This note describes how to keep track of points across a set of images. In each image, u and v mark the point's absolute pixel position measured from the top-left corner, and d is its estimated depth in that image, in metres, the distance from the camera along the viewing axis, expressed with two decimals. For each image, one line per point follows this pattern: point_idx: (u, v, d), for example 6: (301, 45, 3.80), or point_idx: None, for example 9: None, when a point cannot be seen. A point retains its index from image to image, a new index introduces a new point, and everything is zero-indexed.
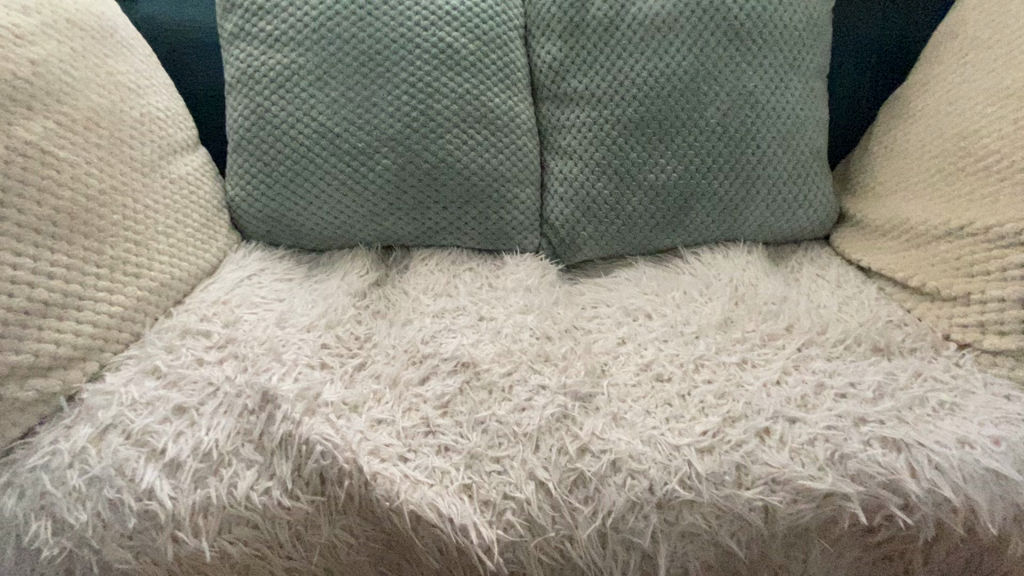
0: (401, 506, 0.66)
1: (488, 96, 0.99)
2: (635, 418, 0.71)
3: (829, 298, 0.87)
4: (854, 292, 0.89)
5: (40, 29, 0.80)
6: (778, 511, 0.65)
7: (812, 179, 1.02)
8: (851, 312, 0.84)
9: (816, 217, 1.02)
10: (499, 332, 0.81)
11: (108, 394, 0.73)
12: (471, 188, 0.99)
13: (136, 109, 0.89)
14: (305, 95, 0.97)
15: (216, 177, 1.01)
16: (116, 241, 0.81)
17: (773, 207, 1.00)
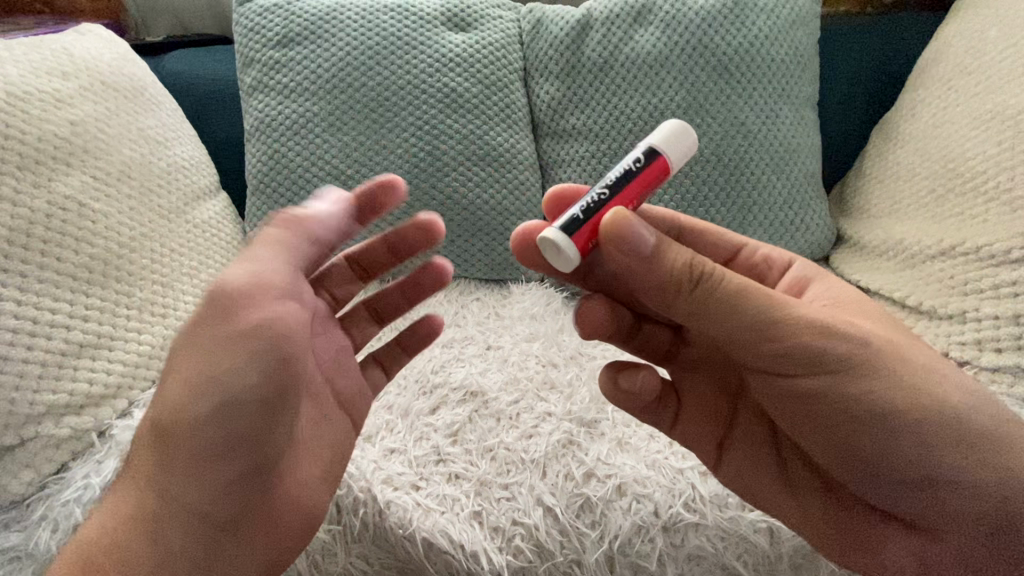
0: (413, 533, 0.67)
1: (491, 135, 1.04)
2: (640, 443, 0.73)
3: None
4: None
5: (77, 93, 0.87)
6: (783, 532, 0.66)
7: (807, 203, 1.05)
8: None
9: (814, 239, 1.04)
10: (506, 361, 0.85)
11: (136, 430, 0.77)
12: (477, 222, 1.04)
13: (163, 161, 0.96)
14: (318, 141, 1.03)
15: (235, 221, 1.07)
16: (145, 284, 0.86)
17: (772, 230, 1.03)
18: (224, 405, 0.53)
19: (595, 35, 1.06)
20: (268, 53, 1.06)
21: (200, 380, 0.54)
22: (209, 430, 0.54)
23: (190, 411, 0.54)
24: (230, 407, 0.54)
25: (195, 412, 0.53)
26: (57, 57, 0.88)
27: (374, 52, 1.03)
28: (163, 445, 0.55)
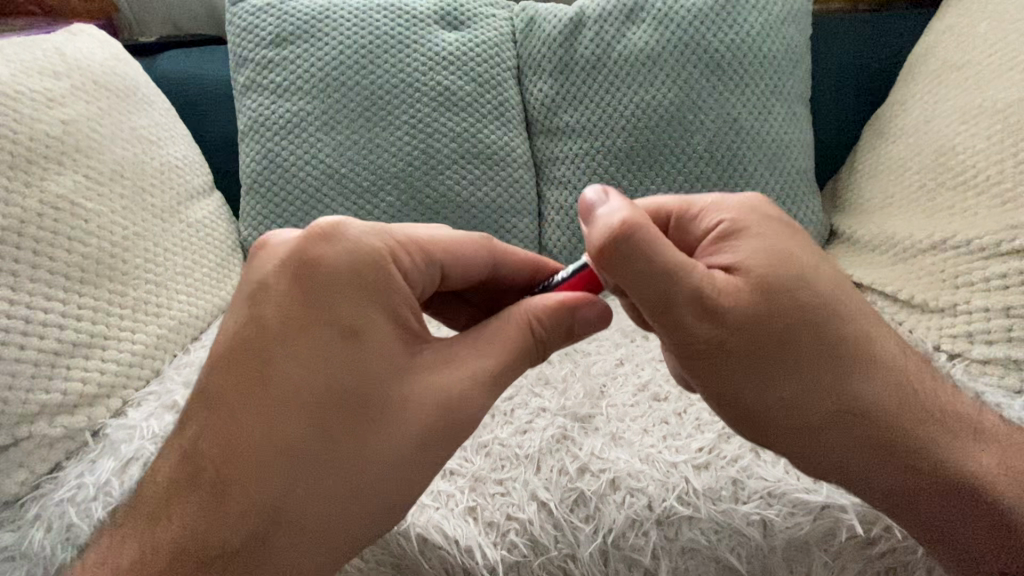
0: (408, 529, 0.67)
1: (485, 133, 1.05)
2: (634, 437, 0.73)
3: None
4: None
5: (70, 92, 0.87)
6: (776, 525, 0.66)
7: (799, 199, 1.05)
8: None
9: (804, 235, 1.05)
10: None
11: (130, 429, 0.77)
12: (471, 220, 1.04)
13: (156, 161, 0.96)
14: (312, 140, 1.03)
15: (229, 220, 1.07)
16: (139, 283, 0.86)
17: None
18: (427, 437, 0.58)
19: (588, 32, 1.06)
20: (261, 52, 1.06)
21: (433, 412, 0.57)
22: (336, 467, 0.56)
23: (323, 440, 0.56)
24: (414, 444, 0.57)
25: (417, 453, 0.58)
26: (49, 56, 0.88)
27: (367, 51, 1.03)
28: (260, 468, 0.55)
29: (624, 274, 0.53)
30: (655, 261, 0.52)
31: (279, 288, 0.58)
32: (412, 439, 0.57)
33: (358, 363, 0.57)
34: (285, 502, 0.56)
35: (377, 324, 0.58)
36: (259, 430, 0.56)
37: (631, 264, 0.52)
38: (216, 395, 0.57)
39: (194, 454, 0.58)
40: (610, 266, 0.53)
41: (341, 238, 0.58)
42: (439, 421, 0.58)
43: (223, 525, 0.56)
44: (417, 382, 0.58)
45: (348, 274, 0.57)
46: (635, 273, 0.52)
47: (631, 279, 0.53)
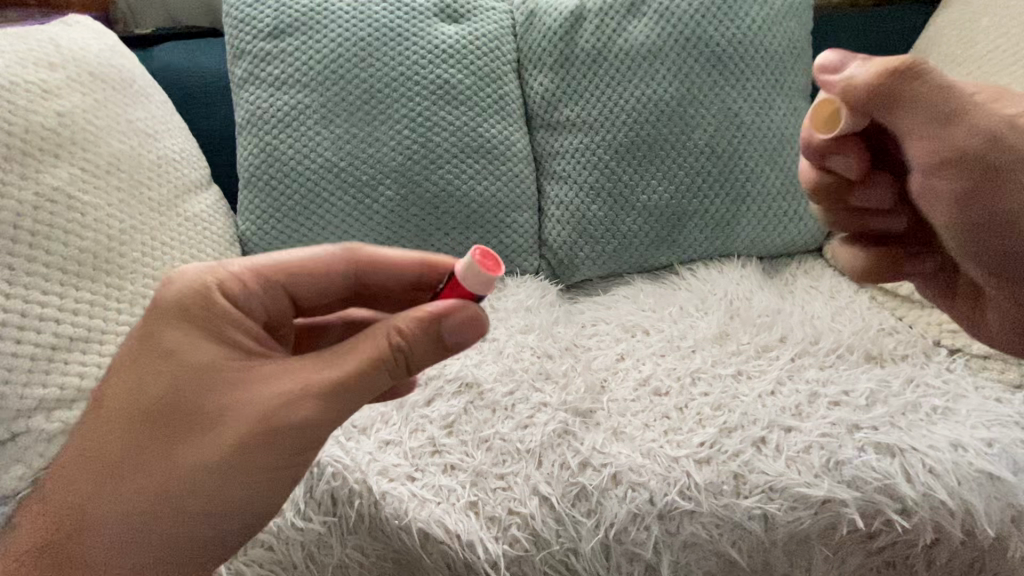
0: (410, 524, 0.67)
1: (485, 127, 1.04)
2: (635, 432, 0.73)
3: (822, 308, 0.89)
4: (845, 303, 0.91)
5: (65, 83, 0.86)
6: (777, 519, 0.66)
7: (800, 194, 1.05)
8: (843, 321, 0.86)
9: (804, 231, 1.05)
10: (502, 352, 0.84)
11: None
12: (471, 214, 1.04)
13: (153, 153, 0.95)
14: (310, 134, 1.02)
15: (227, 214, 1.06)
16: (137, 277, 0.85)
17: (764, 221, 1.04)
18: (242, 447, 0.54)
19: (588, 26, 1.05)
20: (259, 44, 1.04)
21: (253, 422, 0.54)
22: (176, 479, 0.55)
23: (155, 447, 0.55)
24: (237, 453, 0.54)
25: (257, 464, 0.55)
26: (43, 47, 0.87)
27: (365, 44, 1.02)
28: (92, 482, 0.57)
29: (899, 116, 0.59)
30: (890, 117, 0.60)
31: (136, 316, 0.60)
32: (241, 448, 0.54)
33: (175, 375, 0.55)
34: (117, 507, 0.56)
35: (220, 351, 0.56)
36: (100, 438, 0.57)
37: (940, 111, 0.59)
38: (102, 417, 0.58)
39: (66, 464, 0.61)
40: (904, 107, 0.59)
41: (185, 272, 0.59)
42: (256, 432, 0.54)
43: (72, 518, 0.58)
44: (255, 390, 0.55)
45: (175, 302, 0.57)
46: (946, 132, 0.59)
47: (942, 143, 0.59)
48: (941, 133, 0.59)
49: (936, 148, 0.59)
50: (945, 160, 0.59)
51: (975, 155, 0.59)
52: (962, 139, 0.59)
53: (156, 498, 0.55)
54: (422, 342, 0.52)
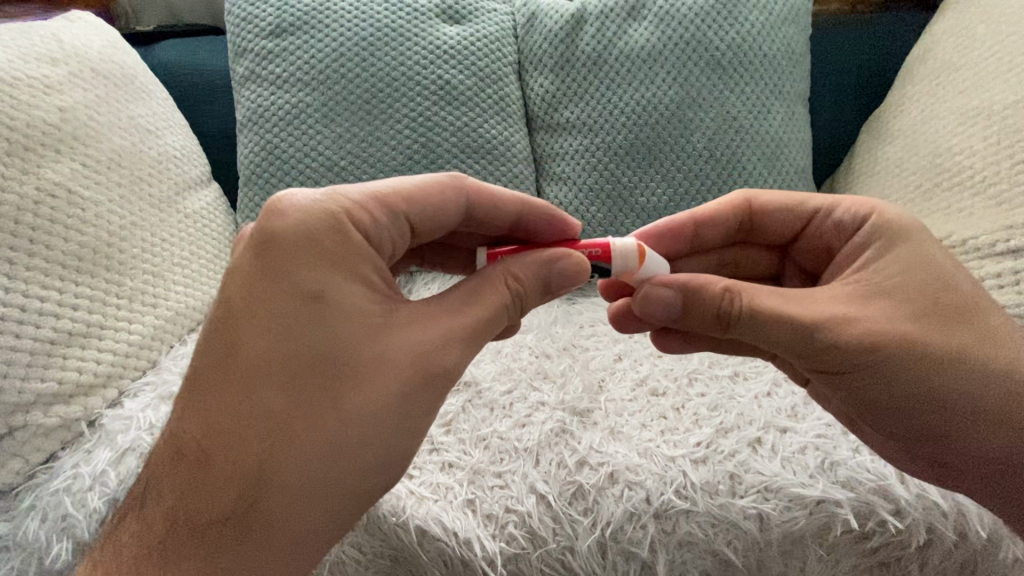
0: (407, 521, 0.67)
1: (485, 128, 1.05)
2: (632, 432, 0.73)
3: None
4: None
5: (67, 79, 0.86)
6: (772, 519, 0.65)
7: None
8: None
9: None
10: (499, 352, 0.85)
11: (126, 419, 0.77)
12: None
13: (154, 150, 0.95)
14: (311, 132, 1.03)
15: (227, 212, 1.07)
16: (136, 273, 0.85)
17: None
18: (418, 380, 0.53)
19: (589, 28, 1.06)
20: (260, 42, 1.05)
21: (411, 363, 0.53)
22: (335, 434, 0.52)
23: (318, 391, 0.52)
24: (397, 397, 0.53)
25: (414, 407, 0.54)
26: (46, 42, 0.87)
27: (367, 43, 1.02)
28: (235, 449, 0.51)
29: (773, 344, 0.59)
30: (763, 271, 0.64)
31: (242, 262, 0.53)
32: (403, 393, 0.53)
33: (328, 323, 0.52)
34: (272, 472, 0.51)
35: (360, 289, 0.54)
36: (234, 398, 0.51)
37: (793, 328, 0.57)
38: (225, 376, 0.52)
39: (177, 438, 0.54)
40: (773, 338, 0.58)
41: (292, 202, 0.54)
42: (418, 373, 0.53)
43: (212, 499, 0.51)
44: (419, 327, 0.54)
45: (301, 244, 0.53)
46: (805, 334, 0.57)
47: (808, 343, 0.58)
48: (798, 329, 0.57)
49: (806, 353, 0.58)
50: (804, 350, 0.58)
51: (832, 336, 0.57)
52: (811, 317, 0.58)
53: (313, 457, 0.51)
54: (537, 286, 0.58)
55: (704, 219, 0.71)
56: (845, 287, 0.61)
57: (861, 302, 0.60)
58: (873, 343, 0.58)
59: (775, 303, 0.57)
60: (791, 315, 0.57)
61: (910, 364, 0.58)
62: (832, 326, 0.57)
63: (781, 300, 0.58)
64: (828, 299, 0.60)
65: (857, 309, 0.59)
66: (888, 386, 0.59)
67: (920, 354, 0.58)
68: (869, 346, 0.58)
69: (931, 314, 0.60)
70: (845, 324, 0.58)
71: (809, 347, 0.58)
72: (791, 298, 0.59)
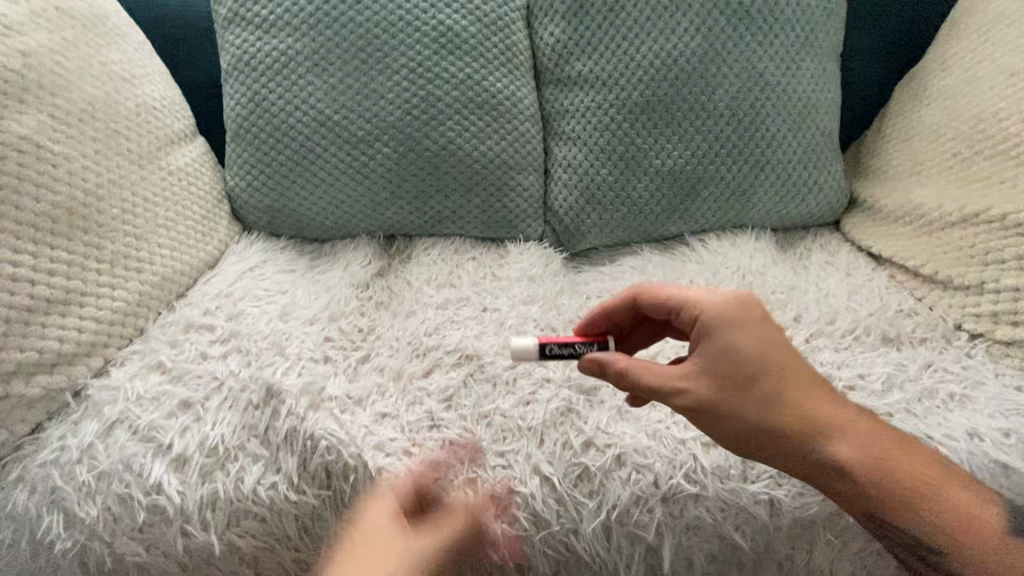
0: (406, 500, 0.65)
1: (490, 81, 0.96)
2: (641, 412, 0.70)
3: (838, 286, 0.89)
4: (852, 288, 0.89)
5: (28, 19, 0.78)
6: (784, 505, 0.63)
7: (816, 165, 0.99)
8: (861, 301, 0.86)
9: (817, 205, 1.00)
10: (502, 324, 0.86)
11: (114, 390, 0.74)
12: (474, 176, 0.98)
13: (131, 100, 0.88)
14: (302, 83, 0.95)
15: (215, 168, 1.01)
16: (116, 236, 0.80)
17: (777, 192, 0.98)
18: None
19: None
20: None
21: None
22: None
23: None
24: None
25: None
26: None
27: None
28: None
29: (692, 379, 0.59)
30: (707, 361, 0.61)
31: None
32: None
33: None
34: None
35: None
36: None
37: (710, 364, 0.59)
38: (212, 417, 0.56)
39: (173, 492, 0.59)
40: (692, 365, 0.60)
41: None
42: None
43: None
44: None
45: None
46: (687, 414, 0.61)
47: (717, 405, 0.59)
48: (711, 366, 0.59)
49: (714, 414, 0.59)
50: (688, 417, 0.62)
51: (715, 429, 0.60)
52: (741, 341, 0.60)
53: None
54: None
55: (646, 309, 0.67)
56: (812, 372, 0.63)
57: (811, 380, 0.62)
58: (785, 408, 0.60)
59: (706, 299, 0.62)
60: (719, 322, 0.60)
61: (825, 442, 0.60)
62: (755, 357, 0.59)
63: (718, 304, 0.62)
64: (774, 326, 0.62)
65: (794, 369, 0.61)
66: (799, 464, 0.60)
67: (835, 445, 0.60)
68: (783, 410, 0.60)
69: (886, 465, 0.61)
70: (768, 376, 0.60)
71: (722, 405, 0.59)
72: (732, 296, 0.63)
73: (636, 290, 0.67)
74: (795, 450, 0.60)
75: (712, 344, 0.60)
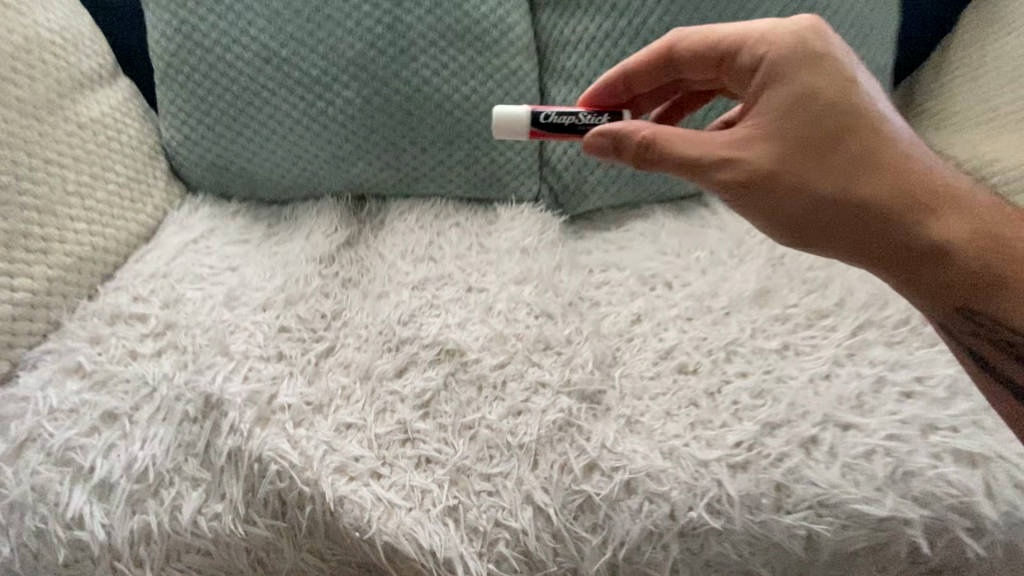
0: (373, 538, 0.55)
1: (473, 3, 0.77)
2: (653, 423, 0.58)
3: None
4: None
5: None
6: (822, 539, 0.53)
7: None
8: None
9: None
10: (491, 310, 0.69)
11: (23, 401, 0.62)
12: (454, 124, 0.81)
13: (19, 36, 0.73)
14: (240, 10, 0.77)
15: (146, 117, 0.86)
16: (11, 209, 0.67)
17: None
18: None
19: None
20: None
21: None
22: None
23: None
24: None
25: None
26: None
27: None
28: None
29: (748, 149, 0.53)
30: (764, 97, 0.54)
31: None
32: None
33: None
34: None
35: None
36: None
37: (772, 123, 0.53)
38: None
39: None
40: (748, 126, 0.54)
41: None
42: None
43: None
44: None
45: None
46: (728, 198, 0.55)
47: (776, 187, 0.52)
48: (774, 129, 0.52)
49: (767, 197, 0.53)
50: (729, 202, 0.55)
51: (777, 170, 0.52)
52: (818, 91, 0.52)
53: None
54: None
55: (683, 62, 0.60)
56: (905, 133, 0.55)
57: (897, 141, 0.53)
58: (863, 132, 0.52)
59: (766, 42, 0.54)
60: (793, 67, 0.53)
61: (912, 209, 0.52)
62: (806, 108, 0.52)
63: (793, 36, 0.53)
64: (850, 59, 0.54)
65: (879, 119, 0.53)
66: (880, 241, 0.52)
67: (925, 211, 0.52)
68: (864, 120, 0.52)
69: (986, 225, 0.53)
70: (847, 127, 0.52)
71: (785, 173, 0.52)
72: (816, 32, 0.54)
73: (677, 37, 0.59)
74: (869, 221, 0.52)
75: (781, 91, 0.53)
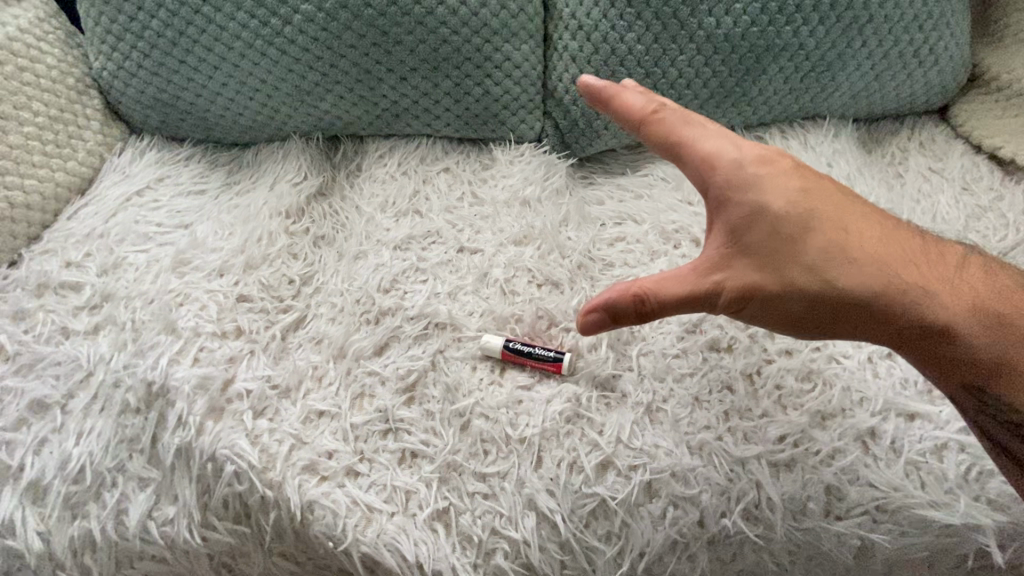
0: (351, 548, 0.47)
1: None
2: (679, 413, 0.49)
3: (953, 210, 0.64)
4: (968, 213, 0.64)
5: None
6: (878, 551, 0.46)
7: (946, 24, 0.67)
8: (983, 233, 0.62)
9: (928, 86, 0.69)
10: (486, 275, 0.58)
11: None
12: (441, 46, 0.66)
13: None
14: None
15: (70, 41, 0.71)
16: None
17: (880, 67, 0.67)
18: None
19: None
20: None
21: None
22: None
23: None
24: None
25: None
26: None
27: None
28: None
29: (726, 269, 0.42)
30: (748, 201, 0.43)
31: None
32: None
33: None
34: None
35: None
36: None
37: (745, 239, 0.42)
38: None
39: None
40: (717, 249, 0.43)
41: None
42: None
43: None
44: None
45: None
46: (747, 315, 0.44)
47: (769, 305, 0.42)
48: (753, 244, 0.42)
49: (763, 312, 0.43)
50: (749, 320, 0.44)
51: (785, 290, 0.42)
52: (775, 203, 0.42)
53: None
54: None
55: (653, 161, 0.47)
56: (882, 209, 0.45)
57: (880, 227, 0.43)
58: (840, 226, 0.43)
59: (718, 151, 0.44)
60: (736, 183, 0.43)
61: (933, 302, 0.42)
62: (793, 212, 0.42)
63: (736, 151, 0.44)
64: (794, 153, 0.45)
65: (854, 207, 0.44)
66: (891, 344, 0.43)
67: (934, 293, 0.42)
68: (834, 218, 0.43)
69: (996, 300, 0.43)
70: (828, 225, 0.42)
71: (775, 285, 0.42)
72: (748, 144, 0.45)
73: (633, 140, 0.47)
74: (889, 324, 0.42)
75: (731, 212, 0.43)
